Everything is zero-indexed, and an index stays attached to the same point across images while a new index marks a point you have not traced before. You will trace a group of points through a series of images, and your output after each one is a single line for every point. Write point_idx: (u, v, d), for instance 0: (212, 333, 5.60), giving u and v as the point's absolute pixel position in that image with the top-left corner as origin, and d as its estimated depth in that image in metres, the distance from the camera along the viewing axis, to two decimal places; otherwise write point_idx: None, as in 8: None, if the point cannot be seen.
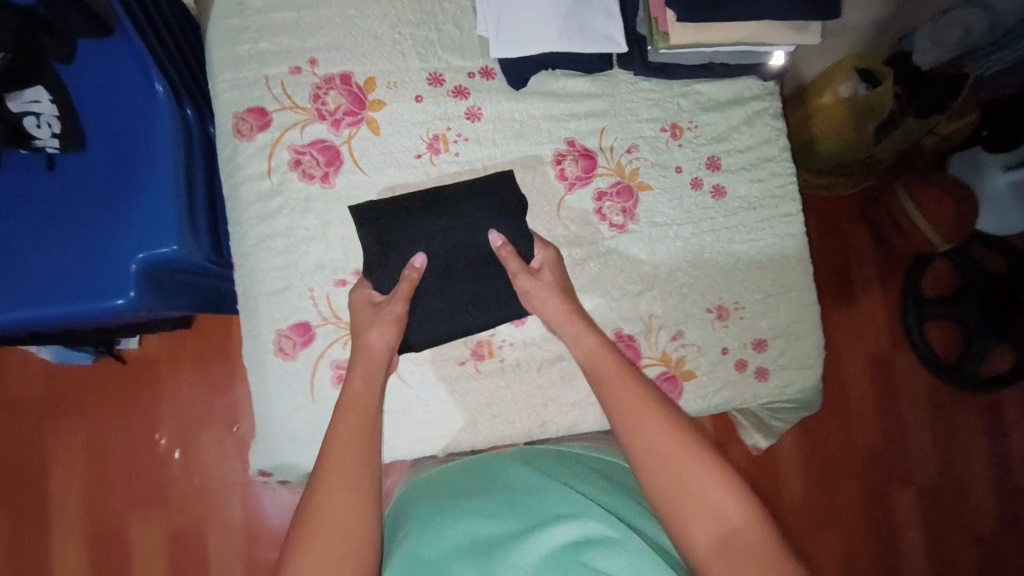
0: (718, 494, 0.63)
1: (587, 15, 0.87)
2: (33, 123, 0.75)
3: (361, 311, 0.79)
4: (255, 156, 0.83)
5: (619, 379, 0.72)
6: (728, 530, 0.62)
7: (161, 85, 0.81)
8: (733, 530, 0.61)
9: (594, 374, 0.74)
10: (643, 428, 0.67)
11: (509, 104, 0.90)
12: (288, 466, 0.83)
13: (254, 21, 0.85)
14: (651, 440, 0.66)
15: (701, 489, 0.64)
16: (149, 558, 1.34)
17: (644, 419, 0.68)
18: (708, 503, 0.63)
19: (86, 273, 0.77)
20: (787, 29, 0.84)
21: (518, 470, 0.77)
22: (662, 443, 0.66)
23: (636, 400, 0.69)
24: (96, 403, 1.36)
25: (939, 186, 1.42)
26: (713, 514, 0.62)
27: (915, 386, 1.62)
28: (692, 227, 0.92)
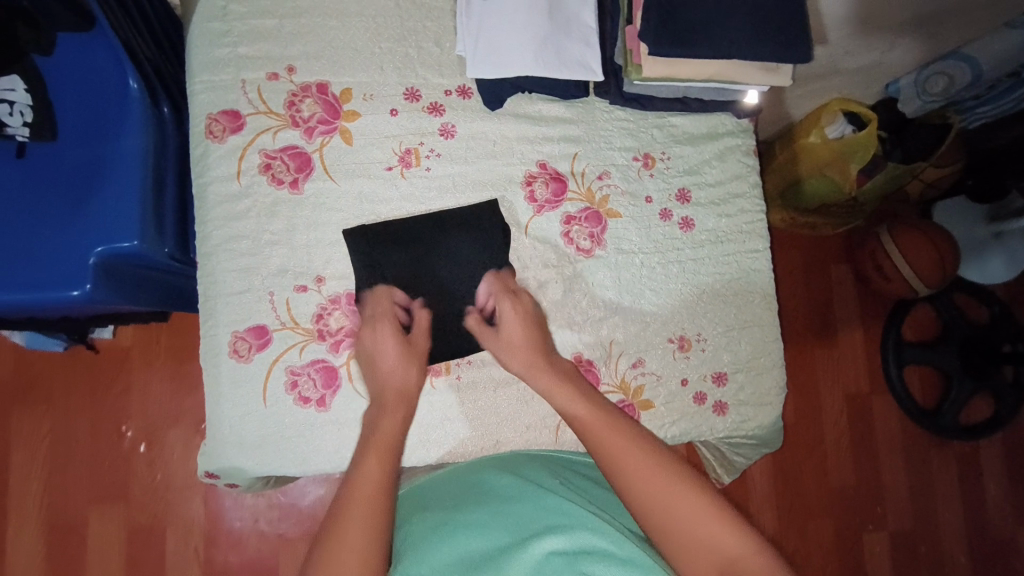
0: (714, 525, 0.63)
1: (565, 42, 0.88)
2: (4, 111, 0.76)
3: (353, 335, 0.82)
4: (226, 158, 0.84)
5: (603, 418, 0.73)
6: (727, 560, 0.62)
7: (137, 81, 0.82)
8: (733, 561, 0.61)
9: (575, 423, 0.75)
10: (627, 467, 0.68)
11: (483, 123, 0.91)
12: (234, 471, 0.82)
13: (236, 26, 0.86)
14: (638, 481, 0.67)
15: (701, 523, 0.64)
16: (105, 554, 1.31)
17: (627, 460, 0.69)
18: (701, 534, 0.63)
19: (45, 262, 0.76)
20: (758, 70, 0.85)
21: (505, 478, 0.76)
22: (647, 479, 0.67)
23: (619, 442, 0.70)
24: (64, 392, 1.35)
25: (923, 233, 1.44)
26: (713, 546, 0.63)
27: (890, 429, 1.61)
28: (659, 257, 0.93)
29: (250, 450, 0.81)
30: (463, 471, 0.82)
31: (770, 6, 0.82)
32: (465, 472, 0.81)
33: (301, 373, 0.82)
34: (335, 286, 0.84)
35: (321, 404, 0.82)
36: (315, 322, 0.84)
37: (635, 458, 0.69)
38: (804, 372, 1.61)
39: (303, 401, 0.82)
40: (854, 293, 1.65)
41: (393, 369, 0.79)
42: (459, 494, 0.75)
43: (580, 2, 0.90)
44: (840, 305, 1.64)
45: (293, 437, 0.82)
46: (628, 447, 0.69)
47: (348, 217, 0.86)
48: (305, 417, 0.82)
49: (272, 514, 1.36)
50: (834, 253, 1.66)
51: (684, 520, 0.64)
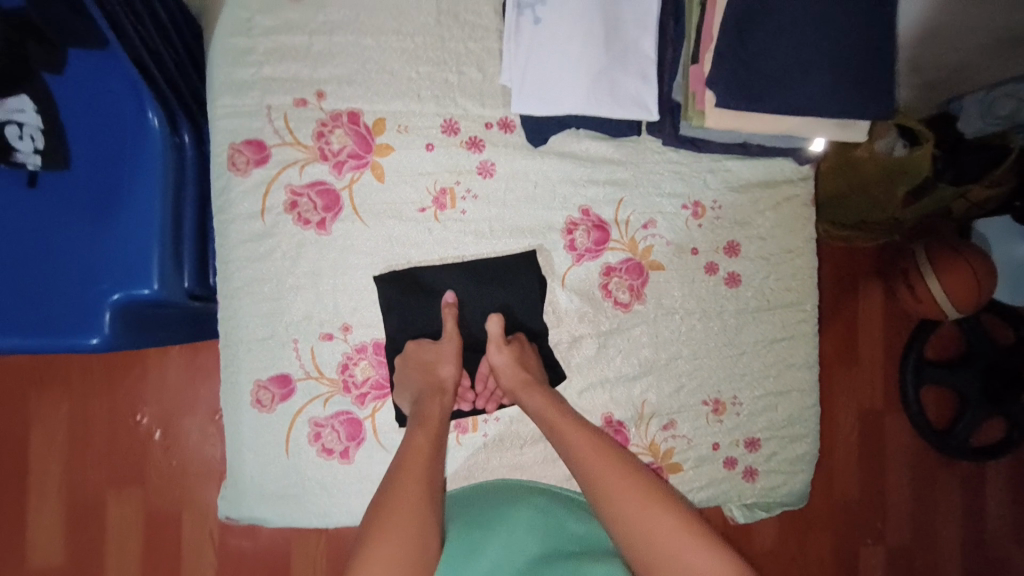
0: (695, 553, 0.62)
1: (621, 77, 0.80)
2: (15, 135, 0.70)
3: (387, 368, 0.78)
4: (250, 193, 0.78)
5: (587, 441, 0.71)
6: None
7: (156, 114, 0.75)
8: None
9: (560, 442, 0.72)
10: (615, 497, 0.66)
11: (526, 162, 0.84)
12: (254, 519, 0.80)
13: (260, 43, 0.78)
14: (621, 509, 0.65)
15: (683, 556, 0.62)
16: (125, 534, 1.34)
17: (614, 488, 0.67)
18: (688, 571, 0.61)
19: (60, 305, 0.72)
20: (831, 125, 0.79)
21: (534, 510, 0.74)
22: (635, 510, 0.65)
23: (609, 471, 0.68)
24: (81, 377, 1.35)
25: (959, 255, 1.36)
26: None
27: (900, 452, 1.60)
28: (700, 314, 0.88)
29: (271, 496, 0.79)
30: (495, 489, 0.79)
31: (855, 57, 0.74)
32: (494, 494, 0.78)
33: (325, 425, 0.79)
34: (362, 334, 0.80)
35: (345, 457, 0.80)
36: (341, 372, 0.80)
37: (622, 486, 0.67)
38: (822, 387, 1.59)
39: (327, 453, 0.79)
40: (881, 312, 1.60)
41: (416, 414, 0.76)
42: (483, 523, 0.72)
43: (641, 30, 0.81)
44: (865, 324, 1.60)
45: (315, 488, 0.79)
46: (613, 473, 0.67)
47: (376, 261, 0.81)
48: (327, 472, 0.79)
49: None
50: (866, 269, 1.60)
51: (669, 551, 0.62)
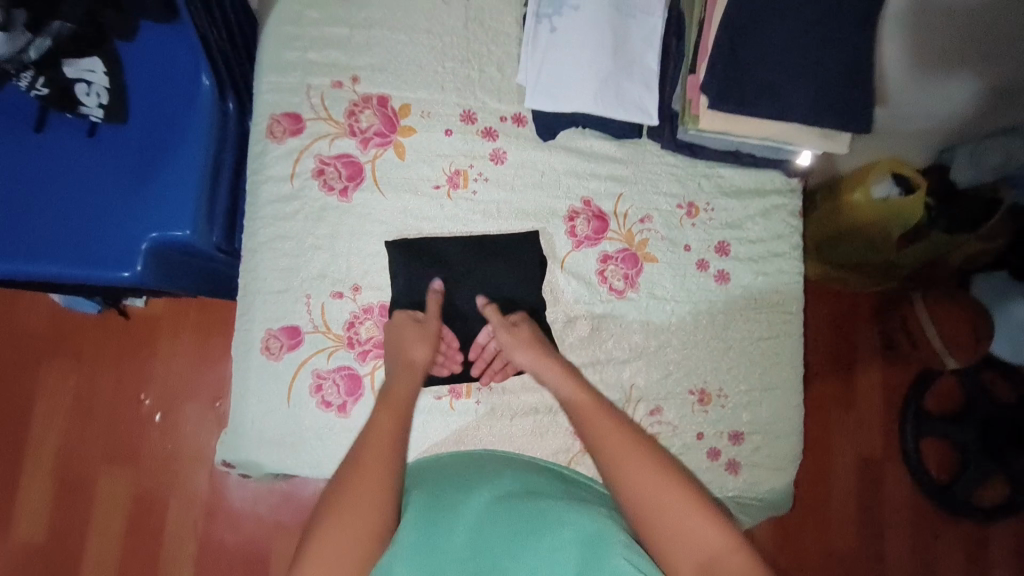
0: (699, 519, 0.63)
1: (626, 83, 0.89)
2: (83, 91, 0.80)
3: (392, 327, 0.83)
4: (282, 159, 0.86)
5: (591, 408, 0.75)
6: (708, 557, 0.60)
7: (208, 79, 0.85)
8: (711, 559, 0.60)
9: (575, 413, 0.76)
10: (627, 466, 0.67)
11: (534, 153, 0.92)
12: (251, 463, 0.84)
13: (307, 31, 0.88)
14: (631, 474, 0.67)
15: (677, 514, 0.63)
16: (109, 514, 1.35)
17: (625, 454, 0.69)
18: (683, 529, 0.63)
19: (100, 240, 0.79)
20: (815, 137, 0.86)
21: (507, 475, 0.77)
22: (630, 468, 0.67)
23: (622, 439, 0.70)
24: (93, 349, 1.40)
25: (955, 302, 1.48)
26: (695, 544, 0.62)
27: (897, 497, 1.58)
28: (690, 307, 0.93)
29: (266, 442, 0.83)
30: (478, 457, 0.83)
31: (840, 74, 0.81)
32: (474, 460, 0.81)
33: (327, 377, 0.84)
34: (369, 296, 0.86)
35: (342, 410, 0.84)
36: (347, 329, 0.85)
37: (633, 452, 0.69)
38: (818, 426, 1.60)
39: (325, 405, 0.84)
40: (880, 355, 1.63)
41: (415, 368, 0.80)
42: (458, 481, 0.76)
43: (646, 44, 0.90)
44: (863, 366, 1.63)
45: (310, 439, 0.84)
46: (625, 442, 0.69)
47: (390, 229, 0.88)
48: (324, 422, 0.84)
49: (272, 498, 1.39)
50: (864, 313, 1.64)
51: (673, 516, 0.63)
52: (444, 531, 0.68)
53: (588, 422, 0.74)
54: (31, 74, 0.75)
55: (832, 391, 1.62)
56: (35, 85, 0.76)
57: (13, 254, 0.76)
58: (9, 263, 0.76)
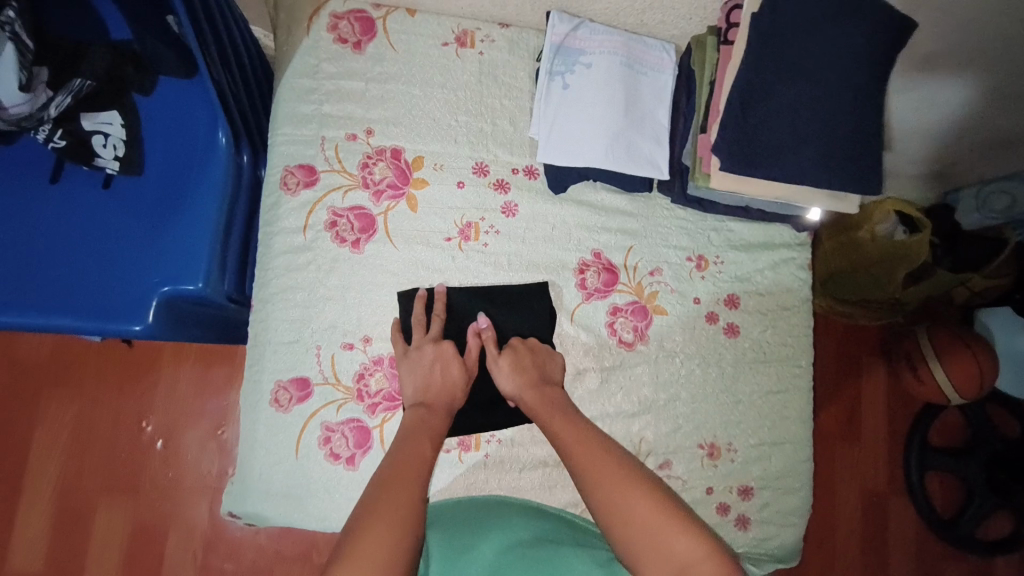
0: (671, 532, 0.63)
1: (637, 139, 0.91)
2: (100, 143, 0.81)
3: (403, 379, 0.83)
4: (295, 211, 0.87)
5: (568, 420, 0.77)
6: (679, 569, 0.61)
7: (224, 133, 0.85)
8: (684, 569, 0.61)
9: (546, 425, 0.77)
10: (598, 479, 0.69)
11: (546, 206, 0.92)
12: (258, 515, 0.83)
13: (323, 84, 0.89)
14: (602, 492, 0.68)
15: (644, 523, 0.65)
16: (108, 545, 1.34)
17: (601, 475, 0.69)
18: (654, 542, 0.63)
19: (111, 292, 0.79)
20: (826, 197, 0.87)
21: (517, 518, 0.79)
22: (603, 477, 0.69)
23: (598, 462, 0.71)
24: (95, 379, 1.39)
25: (962, 341, 1.43)
26: (665, 556, 0.62)
27: (904, 536, 1.58)
28: (699, 360, 0.93)
29: (273, 493, 0.83)
30: (487, 504, 0.82)
31: (850, 135, 0.82)
32: (487, 505, 0.82)
33: (335, 431, 0.84)
34: (379, 348, 0.86)
35: (350, 462, 0.84)
36: (356, 381, 0.85)
37: (609, 473, 0.69)
38: (823, 465, 1.59)
39: (333, 458, 0.84)
40: (885, 394, 1.64)
41: None
42: (474, 525, 0.77)
43: (656, 101, 0.93)
44: (869, 403, 1.63)
45: (318, 491, 0.83)
46: (606, 463, 0.70)
47: (401, 280, 0.88)
48: (332, 474, 0.84)
49: (273, 532, 1.38)
50: (872, 348, 1.65)
51: (647, 531, 0.64)
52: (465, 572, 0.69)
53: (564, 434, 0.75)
54: (49, 128, 0.77)
55: (836, 428, 1.61)
56: (53, 138, 0.78)
57: (23, 304, 0.77)
58: (19, 314, 0.76)
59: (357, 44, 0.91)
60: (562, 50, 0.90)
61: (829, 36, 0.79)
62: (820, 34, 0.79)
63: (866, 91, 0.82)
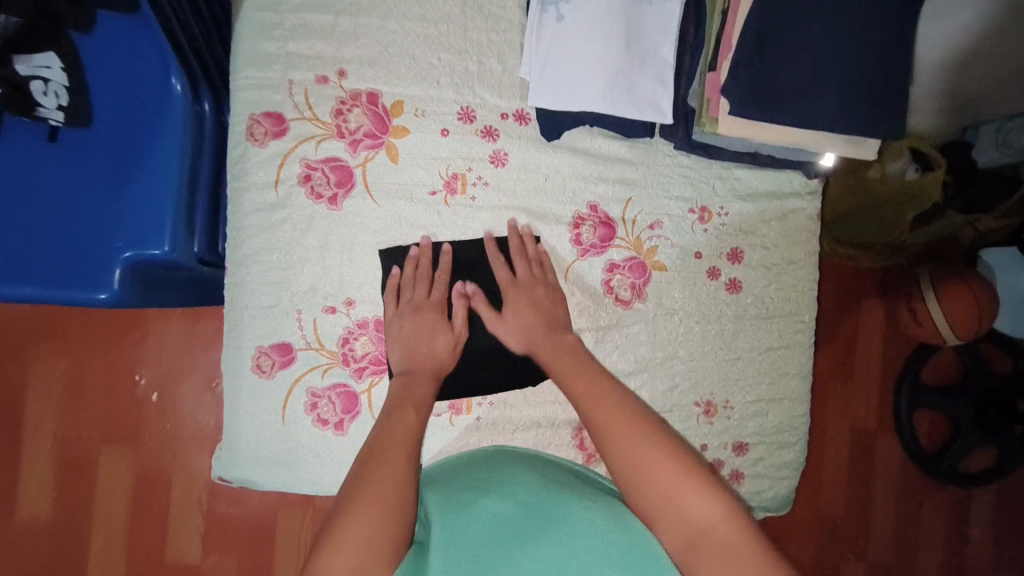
0: (692, 494, 0.65)
1: (639, 78, 0.82)
2: (40, 90, 0.72)
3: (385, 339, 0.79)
4: (266, 164, 0.79)
5: (585, 377, 0.76)
6: (697, 531, 0.63)
7: (178, 82, 0.77)
8: (699, 533, 0.63)
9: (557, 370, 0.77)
10: (616, 431, 0.70)
11: (537, 154, 0.85)
12: (247, 480, 0.82)
13: (287, 18, 0.79)
14: (622, 451, 0.69)
15: (661, 477, 0.66)
16: (115, 489, 1.37)
17: (624, 434, 0.69)
18: (674, 501, 0.65)
19: (69, 257, 0.74)
20: (842, 142, 0.80)
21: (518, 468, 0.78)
22: (617, 427, 0.70)
23: (623, 423, 0.70)
24: (83, 335, 1.38)
25: (964, 282, 1.40)
26: (685, 519, 0.64)
27: (890, 469, 1.63)
28: (699, 317, 0.89)
29: (263, 459, 0.81)
30: (489, 455, 0.82)
31: (870, 74, 0.74)
32: (491, 455, 0.81)
33: (322, 396, 0.81)
34: (363, 311, 0.82)
35: (339, 427, 0.82)
36: (341, 346, 0.82)
37: (632, 434, 0.69)
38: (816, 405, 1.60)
39: (321, 423, 0.82)
40: (881, 336, 1.63)
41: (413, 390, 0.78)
42: (472, 479, 0.77)
43: (662, 33, 0.83)
44: (864, 344, 1.63)
45: (307, 456, 0.82)
46: (620, 421, 0.70)
47: (384, 239, 0.82)
48: (321, 439, 0.82)
49: None
50: (869, 289, 1.63)
51: (669, 488, 0.65)
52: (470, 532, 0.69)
53: (575, 390, 0.75)
54: None
55: (832, 370, 1.62)
56: None
57: None
58: None
59: None
60: None
61: None
62: None
63: (890, 25, 0.74)
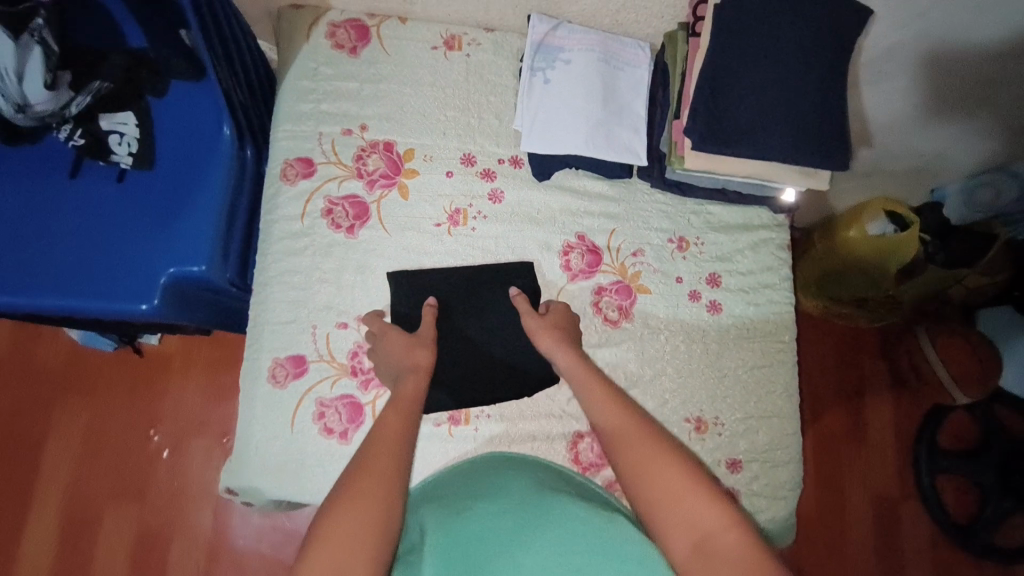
0: (700, 504, 0.67)
1: (615, 128, 0.97)
2: (116, 141, 0.87)
3: (390, 350, 0.86)
4: (294, 200, 0.92)
5: (601, 390, 0.80)
6: (702, 536, 0.65)
7: (229, 128, 0.92)
8: (706, 536, 0.65)
9: (575, 383, 0.82)
10: (630, 444, 0.74)
11: (530, 192, 0.97)
12: (253, 489, 0.85)
13: (322, 85, 0.96)
14: (632, 462, 0.72)
15: (670, 484, 0.69)
16: (114, 551, 1.35)
17: (635, 446, 0.73)
18: (681, 509, 0.68)
19: (119, 275, 0.84)
20: (795, 173, 0.91)
21: (514, 476, 0.80)
22: (630, 436, 0.75)
23: (634, 435, 0.75)
24: (106, 387, 1.43)
25: (961, 339, 1.49)
26: (691, 524, 0.67)
27: (919, 538, 1.53)
28: (683, 336, 0.95)
29: (271, 469, 0.85)
30: (491, 461, 0.85)
31: (811, 114, 0.86)
32: (483, 466, 0.84)
33: (329, 406, 0.87)
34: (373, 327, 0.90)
35: (343, 436, 0.86)
36: (350, 358, 0.89)
37: (643, 447, 0.73)
38: (826, 461, 1.56)
39: (327, 432, 0.86)
40: (888, 391, 1.61)
41: None
42: (468, 488, 0.79)
43: (634, 93, 0.99)
44: (873, 400, 1.60)
45: (311, 465, 0.85)
46: (631, 430, 0.75)
47: (393, 263, 0.92)
48: (326, 448, 0.86)
49: (276, 538, 1.38)
50: (874, 348, 1.63)
51: (676, 497, 0.68)
52: (468, 537, 0.70)
53: (592, 407, 0.80)
54: (71, 127, 0.85)
55: (841, 426, 1.59)
56: (73, 136, 0.85)
57: (43, 288, 0.82)
58: (39, 297, 0.81)
59: (352, 49, 0.98)
60: (542, 48, 0.97)
61: (788, 24, 0.85)
62: (780, 23, 0.85)
63: (826, 75, 0.87)
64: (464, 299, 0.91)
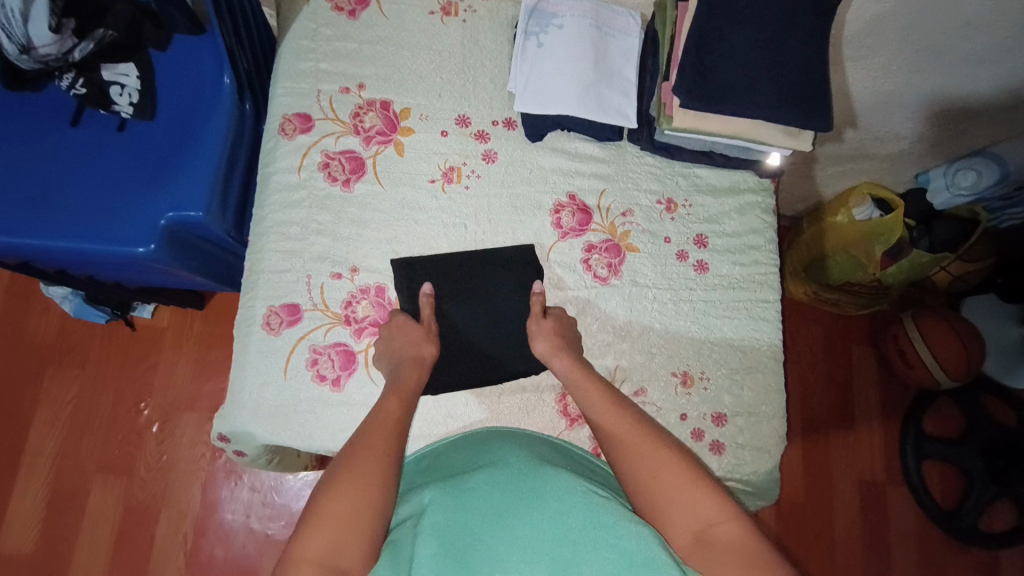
0: (699, 493, 0.69)
1: (607, 91, 0.99)
2: (117, 92, 0.89)
3: None
4: (291, 153, 0.94)
5: (595, 384, 0.83)
6: (703, 526, 0.66)
7: (229, 77, 0.94)
8: (707, 526, 0.66)
9: (573, 383, 0.84)
10: (625, 434, 0.77)
11: (523, 152, 1.00)
12: (246, 434, 0.86)
13: (321, 45, 0.99)
14: (627, 449, 0.75)
15: (669, 475, 0.71)
16: (99, 525, 1.31)
17: (630, 439, 0.76)
18: (682, 499, 0.69)
19: (117, 219, 0.86)
20: (779, 133, 0.94)
21: (510, 448, 0.78)
22: (625, 427, 0.78)
23: (628, 423, 0.78)
24: (98, 357, 1.39)
25: (945, 321, 1.40)
26: (693, 514, 0.68)
27: (906, 526, 1.52)
28: (671, 294, 0.97)
29: (263, 414, 0.86)
30: (485, 435, 0.84)
31: (794, 77, 0.89)
32: (477, 441, 0.83)
33: (322, 353, 0.88)
34: (366, 278, 0.92)
35: (336, 383, 0.88)
36: (344, 308, 0.90)
37: (638, 438, 0.76)
38: (816, 444, 1.55)
39: (320, 378, 0.87)
40: (875, 377, 1.61)
41: (411, 344, 0.86)
42: (464, 463, 0.77)
43: (625, 59, 1.02)
44: (860, 384, 1.60)
45: (303, 411, 0.87)
46: (625, 420, 0.78)
47: (388, 217, 0.94)
48: (318, 394, 0.87)
49: (264, 511, 1.35)
50: (861, 335, 1.63)
51: (674, 485, 0.70)
52: (461, 506, 0.67)
53: (588, 401, 0.83)
54: (72, 75, 0.86)
55: (829, 410, 1.58)
56: (75, 85, 0.86)
57: (44, 230, 0.83)
58: (38, 238, 0.82)
59: (352, 11, 1.01)
60: (536, 13, 1.00)
61: None
62: None
63: (810, 37, 0.90)
64: (457, 252, 0.94)
